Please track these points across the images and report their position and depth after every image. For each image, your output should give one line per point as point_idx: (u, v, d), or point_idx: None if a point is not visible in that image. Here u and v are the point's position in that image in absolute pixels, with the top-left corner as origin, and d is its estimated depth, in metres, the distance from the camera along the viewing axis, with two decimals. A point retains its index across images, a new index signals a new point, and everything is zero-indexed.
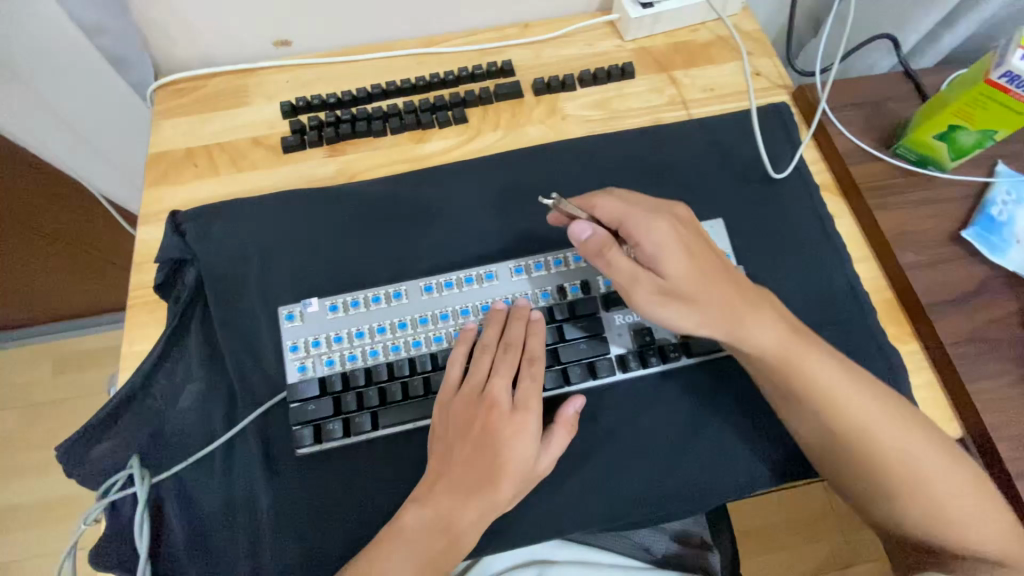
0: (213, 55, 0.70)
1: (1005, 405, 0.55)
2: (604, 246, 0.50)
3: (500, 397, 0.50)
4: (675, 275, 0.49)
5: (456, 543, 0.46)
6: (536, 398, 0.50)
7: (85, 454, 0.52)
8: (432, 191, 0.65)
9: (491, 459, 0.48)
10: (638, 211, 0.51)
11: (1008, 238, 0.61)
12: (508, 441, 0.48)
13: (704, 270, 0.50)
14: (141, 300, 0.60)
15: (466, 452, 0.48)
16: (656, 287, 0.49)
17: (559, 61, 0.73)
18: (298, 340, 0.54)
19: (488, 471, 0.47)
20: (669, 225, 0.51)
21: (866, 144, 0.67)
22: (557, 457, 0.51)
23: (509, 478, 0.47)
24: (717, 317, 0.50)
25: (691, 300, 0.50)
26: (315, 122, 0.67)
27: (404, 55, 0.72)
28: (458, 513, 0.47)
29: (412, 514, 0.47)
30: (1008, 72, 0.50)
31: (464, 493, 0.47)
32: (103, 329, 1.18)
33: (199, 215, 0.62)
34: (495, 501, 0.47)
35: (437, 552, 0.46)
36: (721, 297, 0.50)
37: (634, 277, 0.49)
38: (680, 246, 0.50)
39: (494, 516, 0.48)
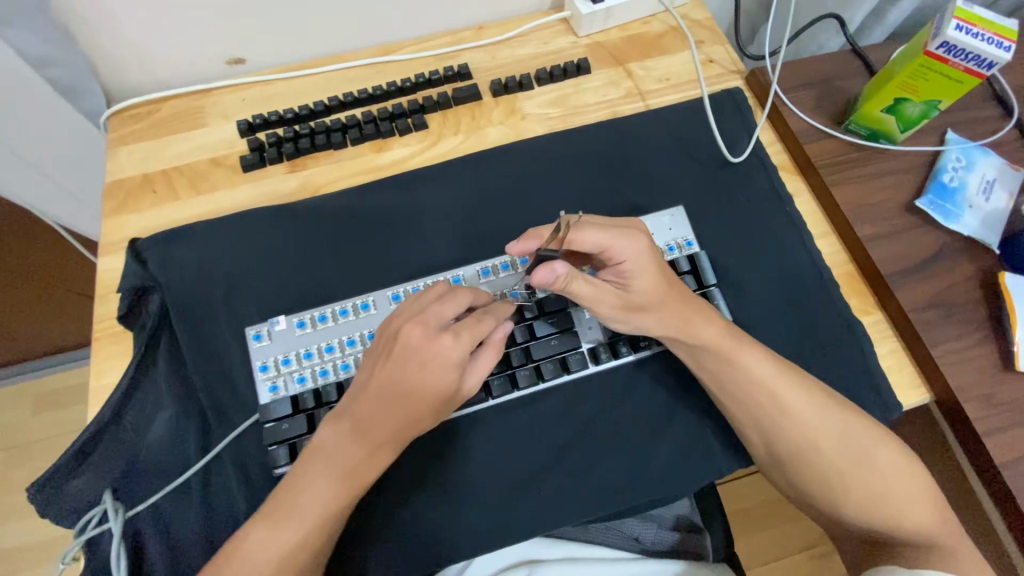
0: (164, 78, 0.69)
1: (971, 365, 0.57)
2: (569, 282, 0.48)
3: (426, 319, 0.45)
4: (638, 291, 0.51)
5: (369, 458, 0.47)
6: (468, 329, 0.46)
7: (59, 493, 0.51)
8: (396, 200, 0.65)
9: (408, 381, 0.44)
10: (616, 232, 0.49)
11: (961, 203, 0.63)
12: (427, 365, 0.44)
13: (666, 280, 0.52)
14: (107, 332, 0.59)
15: (389, 363, 0.45)
16: (617, 303, 0.51)
17: (515, 61, 0.73)
18: (267, 359, 0.54)
19: (405, 391, 0.45)
20: (642, 241, 0.51)
21: (819, 122, 0.69)
22: (480, 380, 0.48)
23: (427, 401, 0.45)
24: (671, 320, 0.53)
25: (647, 310, 0.52)
26: (273, 139, 0.66)
27: (359, 65, 0.72)
28: (371, 427, 0.46)
29: (329, 429, 0.47)
30: (944, 42, 0.52)
31: (378, 402, 0.45)
32: (69, 366, 1.15)
33: (160, 241, 0.61)
34: (410, 419, 0.46)
35: (354, 465, 0.47)
36: (677, 305, 0.52)
37: (597, 299, 0.50)
38: (648, 263, 0.51)
39: (405, 431, 0.47)
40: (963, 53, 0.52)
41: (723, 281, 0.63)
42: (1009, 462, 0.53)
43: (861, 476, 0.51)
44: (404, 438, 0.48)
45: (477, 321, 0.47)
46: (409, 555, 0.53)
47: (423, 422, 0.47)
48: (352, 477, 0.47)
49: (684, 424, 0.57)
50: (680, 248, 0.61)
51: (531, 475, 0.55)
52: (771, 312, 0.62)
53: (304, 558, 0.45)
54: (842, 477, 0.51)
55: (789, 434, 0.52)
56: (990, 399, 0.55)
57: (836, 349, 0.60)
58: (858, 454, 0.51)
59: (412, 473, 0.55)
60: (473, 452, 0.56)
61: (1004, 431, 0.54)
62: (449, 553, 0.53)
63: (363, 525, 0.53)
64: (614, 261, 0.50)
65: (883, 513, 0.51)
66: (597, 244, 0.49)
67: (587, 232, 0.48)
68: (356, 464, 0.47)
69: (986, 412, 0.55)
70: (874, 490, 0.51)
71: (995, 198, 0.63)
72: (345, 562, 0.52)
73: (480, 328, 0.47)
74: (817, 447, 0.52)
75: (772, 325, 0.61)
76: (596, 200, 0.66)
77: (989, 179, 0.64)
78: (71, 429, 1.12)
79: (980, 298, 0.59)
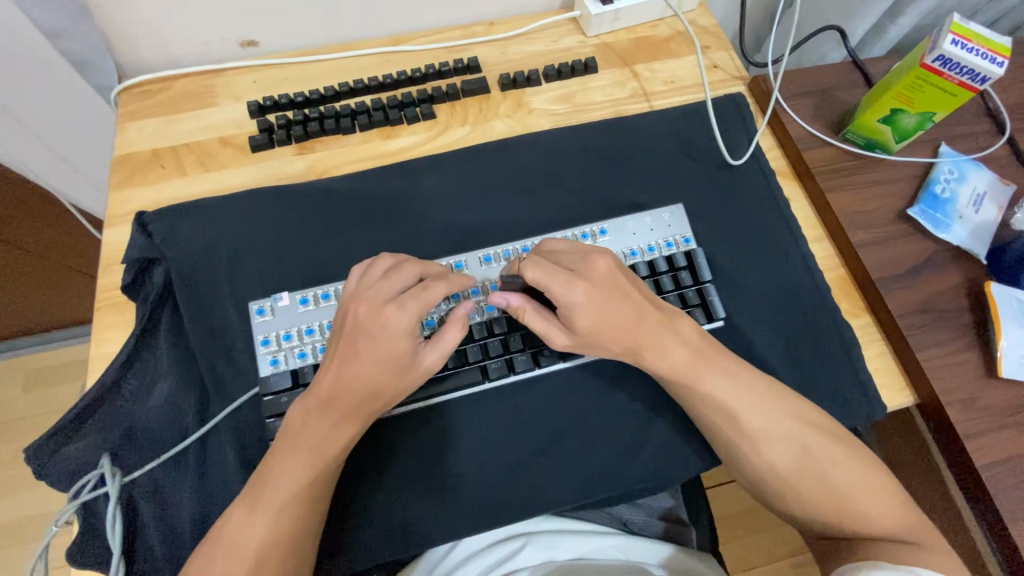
0: (177, 57, 0.70)
1: (955, 370, 0.58)
2: (522, 310, 0.51)
3: (373, 296, 0.48)
4: (579, 330, 0.50)
5: (334, 431, 0.48)
6: (415, 298, 0.48)
7: (57, 453, 0.51)
8: (402, 187, 0.66)
9: (362, 352, 0.47)
10: (551, 274, 0.48)
11: (951, 213, 0.64)
12: (378, 335, 0.47)
13: (613, 318, 0.49)
14: (110, 301, 0.60)
15: (342, 343, 0.48)
16: (568, 339, 0.51)
17: (524, 57, 0.74)
18: (269, 334, 0.54)
19: (360, 366, 0.47)
20: (582, 285, 0.48)
21: (817, 130, 0.70)
22: (447, 354, 0.50)
23: (383, 369, 0.47)
24: (619, 351, 0.51)
25: (602, 344, 0.50)
26: (283, 121, 0.67)
27: (370, 53, 0.73)
28: (332, 401, 0.47)
29: (294, 410, 0.49)
30: (941, 55, 0.54)
31: (340, 378, 0.47)
32: (59, 345, 1.15)
33: (167, 214, 0.61)
34: (373, 392, 0.48)
35: (331, 457, 0.48)
36: (632, 337, 0.50)
37: (547, 334, 0.51)
38: (587, 306, 0.48)
39: (375, 403, 0.49)
40: (958, 66, 0.54)
41: (718, 280, 0.64)
42: (989, 463, 0.54)
43: (847, 477, 0.51)
44: (372, 410, 0.49)
45: (424, 290, 0.48)
46: (400, 532, 0.53)
47: (387, 393, 0.49)
48: (318, 448, 0.48)
49: (674, 415, 0.58)
50: (677, 245, 0.62)
51: (523, 458, 0.56)
52: (763, 311, 0.63)
53: (300, 524, 0.47)
54: (829, 476, 0.51)
55: (774, 433, 0.52)
56: (973, 403, 0.57)
57: (825, 351, 0.61)
58: (841, 455, 0.52)
59: (408, 452, 0.56)
60: (468, 434, 0.57)
61: (986, 434, 0.56)
62: (442, 532, 0.54)
63: (354, 502, 0.54)
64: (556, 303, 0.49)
65: (868, 516, 0.50)
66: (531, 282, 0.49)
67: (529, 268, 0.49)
68: (325, 436, 0.48)
69: (968, 415, 0.56)
70: (859, 492, 0.51)
71: (985, 210, 0.65)
72: (335, 536, 0.53)
73: (430, 297, 0.48)
74: (800, 448, 0.52)
75: (763, 325, 0.63)
76: (598, 196, 0.68)
77: (979, 192, 0.66)
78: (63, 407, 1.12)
79: (966, 305, 0.61)
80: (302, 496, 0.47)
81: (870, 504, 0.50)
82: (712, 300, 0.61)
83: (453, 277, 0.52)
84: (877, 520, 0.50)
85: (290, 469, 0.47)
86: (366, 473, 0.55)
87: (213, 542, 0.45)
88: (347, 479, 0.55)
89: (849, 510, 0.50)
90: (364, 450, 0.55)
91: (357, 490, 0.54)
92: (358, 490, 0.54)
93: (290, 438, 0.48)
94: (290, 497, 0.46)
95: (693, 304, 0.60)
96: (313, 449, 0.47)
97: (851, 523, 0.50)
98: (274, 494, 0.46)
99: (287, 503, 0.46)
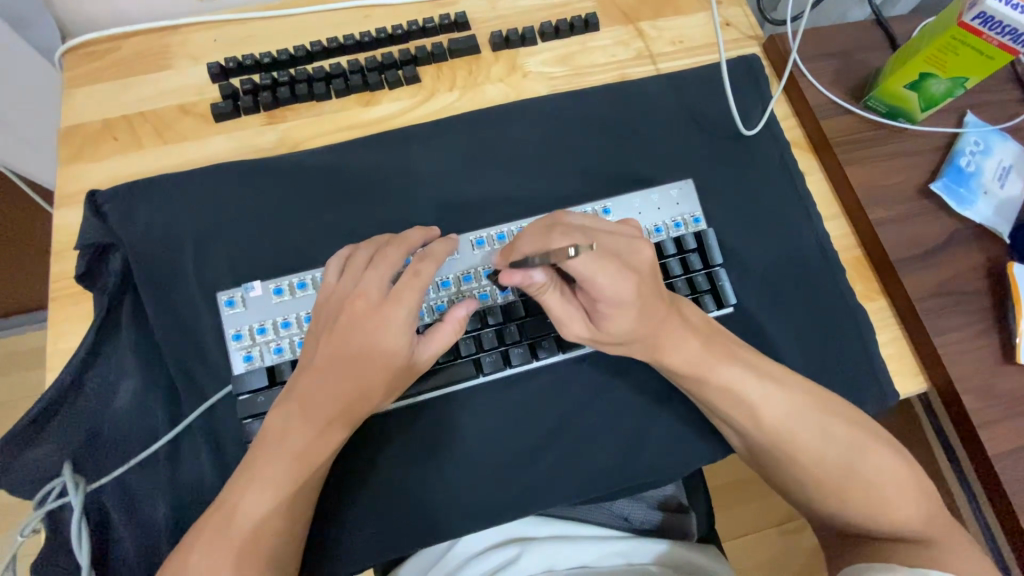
0: (125, 12, 0.62)
1: (972, 355, 0.56)
2: (542, 289, 0.43)
3: (366, 289, 0.44)
4: (609, 327, 0.45)
5: (320, 438, 0.45)
6: (409, 290, 0.43)
7: (13, 460, 0.47)
8: (384, 161, 0.60)
9: (356, 351, 0.43)
10: (603, 267, 0.41)
11: (975, 189, 0.60)
12: (374, 333, 0.43)
13: (649, 321, 0.45)
14: (64, 291, 0.54)
15: (332, 341, 0.44)
16: (588, 331, 0.47)
17: (518, 13, 0.67)
18: (241, 328, 0.50)
19: (352, 366, 0.43)
20: (632, 282, 0.42)
21: (837, 97, 0.65)
22: (439, 354, 0.46)
23: (379, 370, 0.44)
24: (634, 348, 0.48)
25: (625, 342, 0.47)
26: (248, 86, 0.60)
27: (344, 7, 0.64)
28: (316, 407, 0.44)
29: (276, 416, 0.45)
30: (982, 13, 0.48)
31: (328, 382, 0.44)
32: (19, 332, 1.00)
33: (122, 194, 0.55)
34: (362, 395, 0.44)
35: (315, 466, 0.45)
36: (652, 336, 0.47)
37: (567, 321, 0.46)
38: (633, 306, 0.43)
39: (365, 407, 0.46)
40: (1000, 26, 0.48)
41: (727, 262, 0.60)
42: (1001, 453, 0.53)
43: (861, 470, 0.49)
44: (360, 415, 0.46)
45: (416, 278, 0.43)
46: (393, 533, 0.51)
47: (377, 396, 0.45)
48: (302, 459, 0.44)
49: (677, 408, 0.56)
50: (686, 225, 0.58)
51: (520, 454, 0.54)
52: (773, 295, 0.60)
53: (286, 529, 0.44)
54: (844, 476, 0.49)
55: (786, 427, 0.49)
56: (989, 391, 0.55)
57: (837, 337, 0.58)
58: (857, 447, 0.50)
59: (400, 450, 0.53)
60: (462, 430, 0.53)
61: (1000, 422, 0.54)
62: (437, 531, 0.51)
63: (342, 503, 0.51)
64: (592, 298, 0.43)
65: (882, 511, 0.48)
66: (575, 275, 0.41)
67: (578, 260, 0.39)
68: (308, 446, 0.45)
69: (983, 404, 0.54)
70: (872, 492, 0.49)
71: (1011, 184, 0.61)
72: (324, 541, 0.50)
73: (423, 283, 0.44)
74: (810, 443, 0.49)
75: (773, 309, 0.59)
76: (600, 171, 0.62)
77: (1005, 165, 0.62)
78: (15, 401, 0.98)
79: (986, 288, 0.58)
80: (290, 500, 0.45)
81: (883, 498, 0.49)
82: (722, 285, 0.57)
83: (435, 250, 0.46)
84: (888, 515, 0.49)
85: (272, 480, 0.44)
86: (354, 473, 0.52)
87: (186, 554, 0.42)
88: (334, 479, 0.52)
89: (861, 506, 0.49)
90: (351, 449, 0.52)
91: (345, 492, 0.51)
92: (347, 489, 0.52)
93: (270, 448, 0.44)
94: (272, 504, 0.43)
95: (703, 289, 0.56)
96: (290, 460, 0.44)
97: (857, 519, 0.49)
98: (253, 508, 0.43)
99: (271, 513, 0.43)
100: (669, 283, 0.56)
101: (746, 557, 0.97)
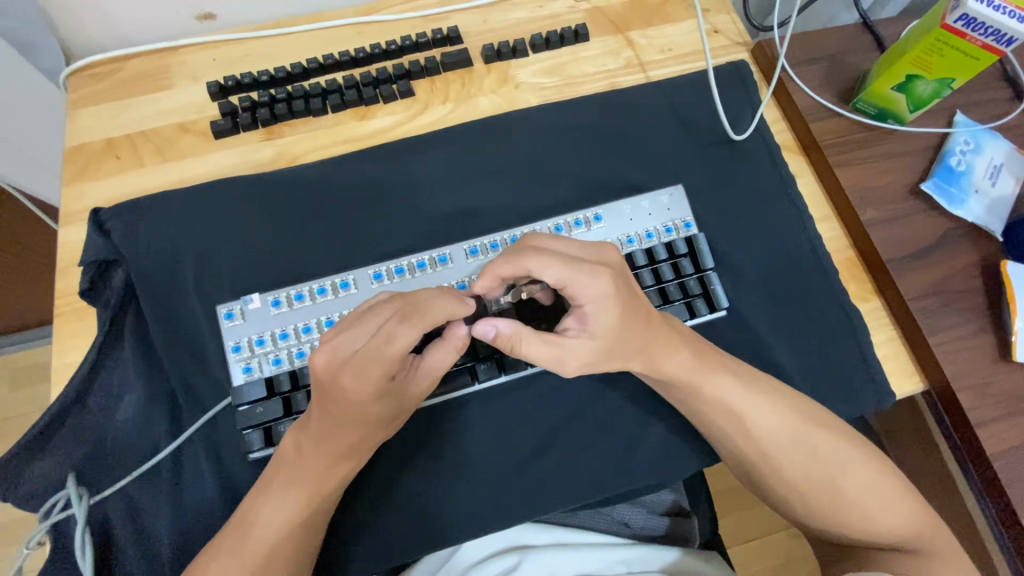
0: (127, 35, 0.63)
1: (968, 354, 0.56)
2: (515, 341, 0.44)
3: (336, 357, 0.40)
4: (600, 334, 0.45)
5: (328, 471, 0.46)
6: (378, 361, 0.40)
7: (20, 474, 0.48)
8: (380, 174, 0.61)
9: (335, 413, 0.43)
10: (575, 269, 0.43)
11: (966, 188, 0.61)
12: (345, 403, 0.41)
13: (632, 322, 0.46)
14: (68, 307, 0.55)
15: (317, 401, 0.43)
16: (584, 352, 0.45)
17: (509, 26, 0.68)
18: (240, 340, 0.51)
19: (341, 423, 0.43)
20: (605, 279, 0.44)
21: (826, 100, 0.65)
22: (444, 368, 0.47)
23: (363, 426, 0.44)
24: (632, 357, 0.48)
25: (618, 350, 0.46)
26: (247, 103, 0.61)
27: (339, 25, 0.66)
28: (324, 445, 0.45)
29: (289, 443, 0.46)
30: (965, 15, 0.48)
31: (324, 434, 0.44)
32: (19, 349, 1.00)
33: (124, 211, 0.57)
34: (360, 438, 0.45)
35: (327, 488, 0.47)
36: (642, 334, 0.47)
37: (561, 357, 0.45)
38: (615, 304, 0.44)
39: (370, 443, 0.47)
40: (983, 27, 0.49)
41: (720, 265, 0.60)
42: (1001, 452, 0.53)
43: (855, 477, 0.49)
44: (367, 447, 0.47)
45: (389, 345, 0.40)
46: (392, 543, 0.51)
47: (374, 435, 0.46)
48: (313, 481, 0.46)
49: (674, 411, 0.56)
50: (677, 230, 0.59)
51: (518, 460, 0.54)
52: (767, 297, 0.60)
53: (291, 550, 0.46)
54: (842, 485, 0.49)
55: (779, 441, 0.50)
56: (984, 390, 0.55)
57: (831, 337, 0.58)
58: (851, 459, 0.50)
59: (397, 458, 0.53)
60: (460, 436, 0.54)
61: (998, 421, 0.54)
62: (436, 538, 0.52)
63: (340, 515, 0.52)
64: (576, 303, 0.45)
65: (881, 512, 0.48)
66: (552, 285, 0.43)
67: (548, 266, 0.43)
68: (320, 475, 0.46)
69: (979, 403, 0.54)
70: (869, 498, 0.49)
71: (1002, 183, 0.61)
72: (324, 552, 0.51)
73: (396, 353, 0.40)
74: (805, 453, 0.50)
75: (767, 311, 0.59)
76: (592, 178, 0.63)
77: (996, 164, 0.62)
78: (17, 417, 0.98)
79: (979, 287, 0.58)
80: (294, 510, 0.46)
81: (879, 503, 0.49)
82: (714, 289, 0.57)
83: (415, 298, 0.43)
84: (889, 520, 0.48)
85: (287, 500, 0.46)
86: (353, 482, 0.53)
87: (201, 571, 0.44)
88: None
89: (860, 509, 0.49)
90: None
91: (344, 500, 0.52)
92: (347, 499, 0.52)
93: (287, 470, 0.46)
94: (288, 519, 0.46)
95: (695, 293, 0.57)
96: (304, 486, 0.46)
97: (852, 527, 0.49)
98: (264, 526, 0.45)
99: (283, 538, 0.45)
100: (660, 287, 0.56)
101: (751, 563, 0.96)
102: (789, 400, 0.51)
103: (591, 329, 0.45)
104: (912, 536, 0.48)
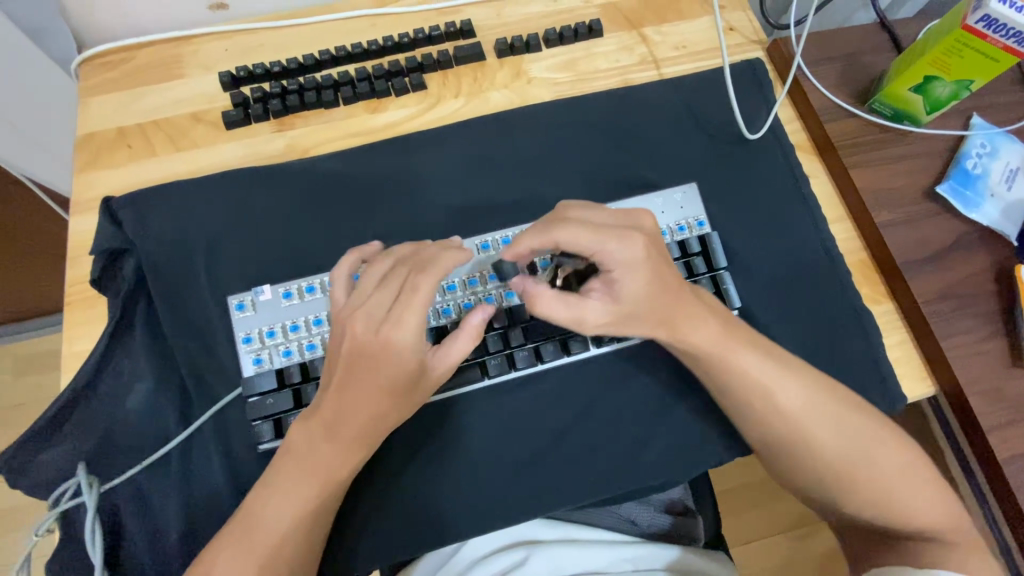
0: (140, 24, 0.63)
1: (980, 358, 0.55)
2: (533, 298, 0.45)
3: (365, 312, 0.42)
4: (625, 299, 0.46)
5: (337, 461, 0.46)
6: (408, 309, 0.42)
7: (33, 460, 0.49)
8: (391, 167, 0.61)
9: (358, 377, 0.43)
10: (605, 235, 0.44)
11: (982, 192, 0.60)
12: (371, 362, 0.42)
13: (659, 289, 0.46)
14: (79, 296, 0.55)
15: (342, 369, 0.43)
16: (607, 314, 0.46)
17: (522, 20, 0.67)
18: (251, 332, 0.51)
19: (364, 391, 0.43)
20: (637, 242, 0.45)
21: (842, 100, 0.65)
22: (459, 361, 0.46)
23: (383, 395, 0.43)
24: (654, 327, 0.48)
25: (642, 317, 0.47)
26: (258, 94, 0.61)
27: (352, 17, 0.66)
28: (338, 428, 0.45)
29: (297, 433, 0.46)
30: (986, 16, 0.48)
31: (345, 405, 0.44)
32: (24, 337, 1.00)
33: (135, 201, 0.56)
34: (379, 412, 0.45)
35: (337, 479, 0.47)
36: (664, 308, 0.47)
37: (584, 314, 0.45)
38: (644, 266, 0.45)
39: (386, 421, 0.46)
40: (1004, 29, 0.48)
41: (732, 265, 0.60)
42: (1011, 458, 0.52)
43: (873, 477, 0.48)
44: (377, 433, 0.46)
45: (414, 293, 0.42)
46: (399, 536, 0.51)
47: (392, 411, 0.45)
48: (322, 472, 0.46)
49: (683, 411, 0.56)
50: (690, 229, 0.58)
51: (527, 456, 0.54)
52: (778, 297, 0.60)
53: (301, 541, 0.46)
54: (860, 482, 0.48)
55: (791, 441, 0.49)
56: (997, 394, 0.54)
57: (842, 339, 0.58)
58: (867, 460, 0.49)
59: (406, 452, 0.53)
60: (469, 431, 0.54)
61: (1009, 427, 0.53)
62: (443, 533, 0.52)
63: (350, 505, 0.52)
64: (605, 266, 0.45)
65: (891, 513, 0.48)
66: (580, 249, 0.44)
67: (577, 228, 0.44)
68: (330, 465, 0.46)
69: (991, 407, 0.54)
70: (883, 499, 0.48)
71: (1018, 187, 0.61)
72: (333, 543, 0.51)
73: (419, 301, 0.42)
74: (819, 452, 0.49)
75: (779, 312, 0.59)
76: (604, 175, 0.63)
77: (1012, 167, 0.62)
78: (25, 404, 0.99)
79: (994, 291, 0.58)
80: (304, 501, 0.46)
81: (894, 505, 0.48)
82: (726, 288, 0.57)
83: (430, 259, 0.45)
84: (902, 520, 0.48)
85: (296, 491, 0.45)
86: (361, 474, 0.52)
87: (209, 565, 0.43)
88: None
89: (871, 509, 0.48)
90: None
91: (353, 491, 0.52)
92: (355, 491, 0.52)
93: (295, 460, 0.46)
94: (297, 511, 0.45)
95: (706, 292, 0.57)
96: (314, 475, 0.46)
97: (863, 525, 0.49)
98: (272, 517, 0.45)
99: (293, 529, 0.45)
100: None
101: (753, 564, 0.96)
102: (808, 397, 0.49)
103: (619, 289, 0.45)
104: (921, 539, 0.48)
